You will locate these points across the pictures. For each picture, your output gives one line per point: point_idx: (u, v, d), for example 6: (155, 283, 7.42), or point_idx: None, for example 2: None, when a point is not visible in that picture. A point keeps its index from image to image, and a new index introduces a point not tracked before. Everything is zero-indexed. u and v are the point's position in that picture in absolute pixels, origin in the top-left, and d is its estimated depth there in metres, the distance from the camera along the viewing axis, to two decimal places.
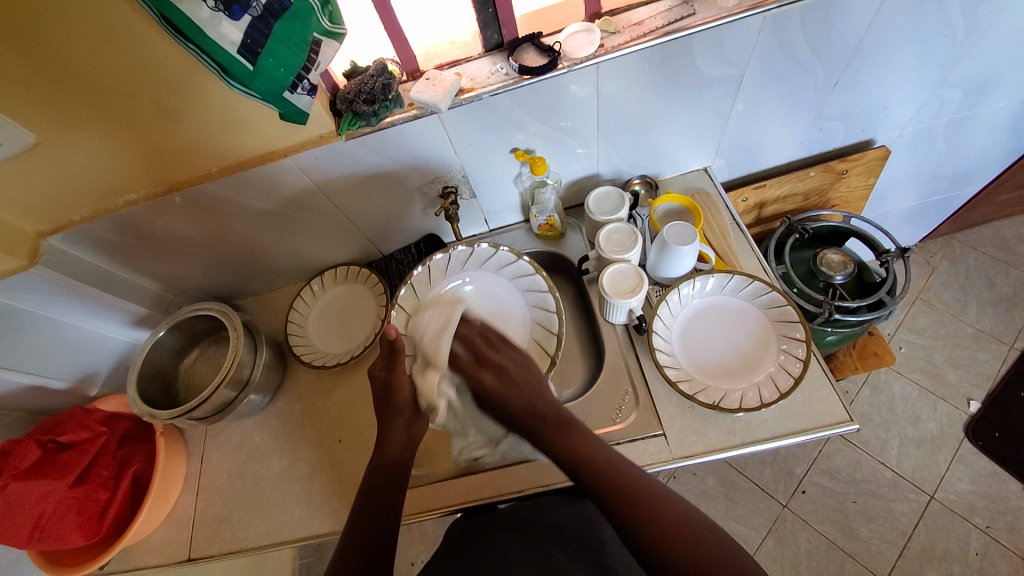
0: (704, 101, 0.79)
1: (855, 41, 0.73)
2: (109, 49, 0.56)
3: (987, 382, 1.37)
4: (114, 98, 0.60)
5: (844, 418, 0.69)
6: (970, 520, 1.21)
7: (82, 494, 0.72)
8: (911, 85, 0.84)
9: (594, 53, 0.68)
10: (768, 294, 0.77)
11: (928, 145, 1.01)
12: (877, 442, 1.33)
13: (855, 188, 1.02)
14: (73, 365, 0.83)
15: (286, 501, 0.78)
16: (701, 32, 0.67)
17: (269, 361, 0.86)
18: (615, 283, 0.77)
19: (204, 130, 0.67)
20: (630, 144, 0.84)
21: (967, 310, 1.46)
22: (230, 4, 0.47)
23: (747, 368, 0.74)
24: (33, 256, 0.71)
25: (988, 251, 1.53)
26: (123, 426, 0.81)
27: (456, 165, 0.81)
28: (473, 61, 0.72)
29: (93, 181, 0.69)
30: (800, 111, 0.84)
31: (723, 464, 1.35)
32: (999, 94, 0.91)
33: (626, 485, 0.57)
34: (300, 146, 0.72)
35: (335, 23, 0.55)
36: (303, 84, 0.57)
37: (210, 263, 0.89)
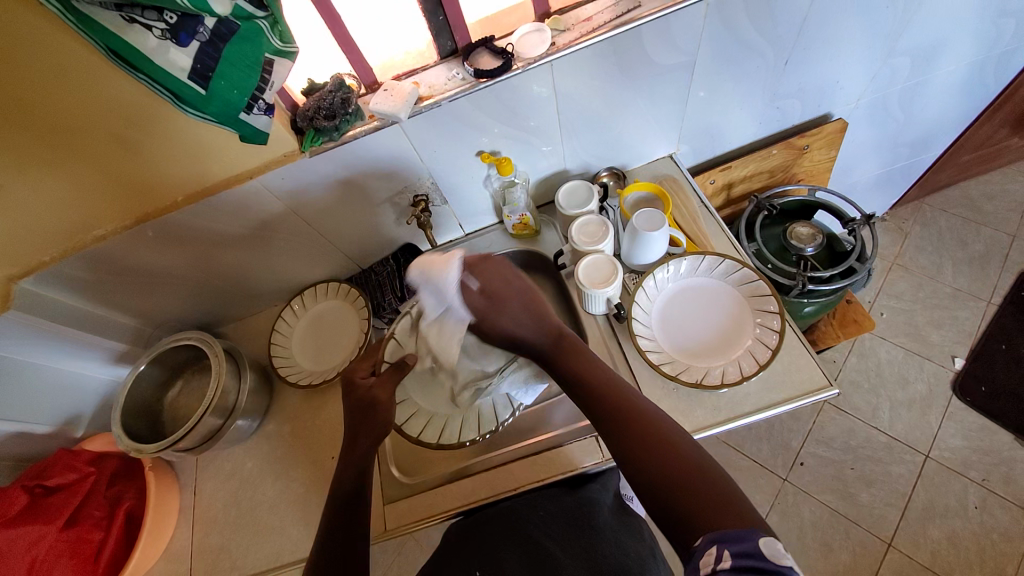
0: (660, 89, 0.80)
1: (800, 20, 0.76)
2: (64, 86, 0.56)
3: (969, 339, 1.40)
4: (73, 134, 0.60)
5: (823, 384, 0.71)
6: (966, 475, 1.23)
7: (73, 537, 0.71)
8: (859, 57, 0.86)
9: (547, 52, 0.70)
10: (740, 271, 0.79)
11: (884, 114, 1.04)
12: (869, 408, 1.35)
13: (818, 161, 1.04)
14: (56, 408, 0.82)
15: (284, 524, 0.78)
16: (649, 22, 0.69)
17: (254, 385, 0.86)
18: (590, 274, 0.78)
19: (166, 159, 0.67)
20: (593, 137, 0.86)
21: (942, 272, 1.49)
22: (177, 31, 0.48)
23: (726, 345, 0.75)
24: (5, 302, 0.70)
25: (958, 211, 1.57)
26: (112, 465, 0.81)
27: (424, 172, 0.82)
28: (429, 69, 0.73)
29: (59, 220, 0.68)
30: (755, 91, 0.87)
31: (722, 446, 1.36)
32: (945, 59, 0.94)
33: (638, 419, 0.57)
34: (266, 167, 0.72)
35: (286, 42, 0.55)
36: (258, 104, 0.58)
37: (188, 292, 0.89)
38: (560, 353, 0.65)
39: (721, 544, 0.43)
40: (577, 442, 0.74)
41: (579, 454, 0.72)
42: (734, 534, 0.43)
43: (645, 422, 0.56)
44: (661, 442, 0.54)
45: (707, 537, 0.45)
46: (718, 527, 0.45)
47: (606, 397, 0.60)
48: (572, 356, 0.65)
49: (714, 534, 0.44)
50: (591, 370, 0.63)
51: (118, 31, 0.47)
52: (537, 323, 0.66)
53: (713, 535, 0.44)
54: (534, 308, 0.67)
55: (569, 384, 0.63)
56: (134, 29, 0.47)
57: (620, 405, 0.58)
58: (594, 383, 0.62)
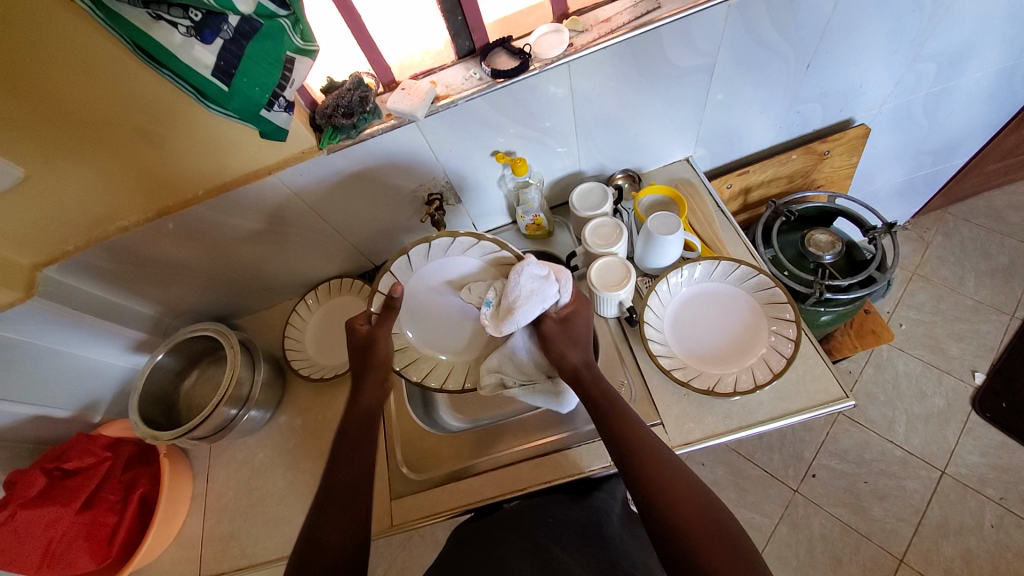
0: (678, 91, 0.79)
1: (823, 24, 0.74)
2: (91, 80, 0.57)
3: (991, 353, 1.36)
4: (99, 128, 0.62)
5: (839, 395, 0.69)
6: (983, 493, 1.20)
7: (89, 519, 0.73)
8: (885, 61, 0.84)
9: (564, 53, 0.69)
10: (756, 278, 0.77)
11: (908, 120, 1.02)
12: (884, 421, 1.32)
13: (839, 167, 1.02)
14: (76, 394, 0.84)
15: (292, 516, 0.79)
16: (668, 24, 0.68)
17: (267, 377, 0.87)
18: (602, 276, 0.78)
19: (189, 153, 0.68)
20: (609, 139, 0.85)
21: (964, 283, 1.45)
22: (201, 28, 0.49)
23: (739, 353, 0.74)
24: (29, 289, 0.72)
25: (982, 222, 1.53)
26: (127, 451, 0.82)
27: (439, 171, 0.82)
28: (447, 69, 0.74)
29: (84, 211, 0.70)
30: (775, 94, 0.85)
31: (730, 454, 1.34)
32: (974, 65, 0.91)
33: (678, 486, 0.56)
34: (283, 163, 0.73)
35: (307, 40, 0.56)
36: (279, 101, 0.58)
37: (205, 284, 0.90)
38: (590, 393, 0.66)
39: None
40: (584, 445, 0.74)
41: (587, 457, 0.73)
42: None
43: (686, 492, 0.55)
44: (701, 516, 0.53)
45: None
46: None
47: (642, 458, 0.58)
48: (604, 402, 0.65)
49: None
50: (631, 424, 0.62)
51: (144, 27, 0.48)
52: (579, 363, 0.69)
53: None
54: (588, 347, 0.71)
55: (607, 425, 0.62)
56: (161, 26, 0.48)
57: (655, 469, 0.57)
58: (634, 433, 0.61)
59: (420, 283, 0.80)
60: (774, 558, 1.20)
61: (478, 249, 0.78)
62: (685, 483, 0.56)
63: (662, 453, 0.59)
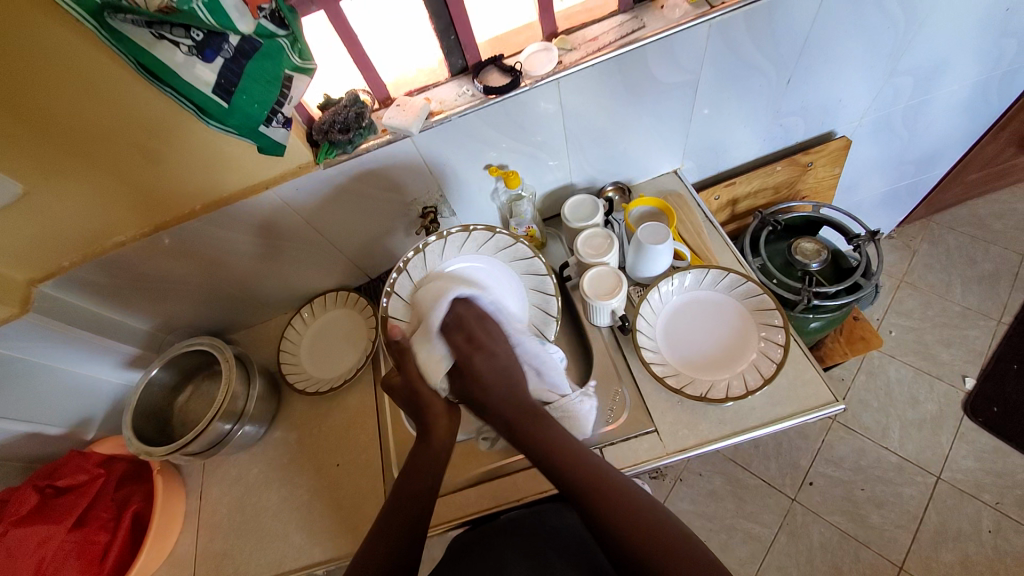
0: (665, 106, 0.82)
1: (801, 41, 0.78)
2: (94, 99, 0.59)
3: (981, 358, 1.38)
4: (99, 145, 0.63)
5: (829, 399, 0.70)
6: (979, 498, 1.21)
7: (82, 537, 0.72)
8: (862, 76, 0.88)
9: (554, 70, 0.72)
10: (744, 285, 0.79)
11: (888, 132, 1.05)
12: (878, 427, 1.33)
13: (823, 178, 1.05)
14: (70, 409, 0.84)
15: (287, 531, 0.78)
16: (653, 42, 0.71)
17: (263, 391, 0.87)
18: (595, 285, 0.79)
19: (186, 170, 0.70)
20: (599, 153, 0.88)
21: (951, 290, 1.48)
22: (202, 48, 0.51)
23: (730, 359, 0.75)
24: (25, 304, 0.72)
25: (966, 230, 1.56)
26: (121, 467, 0.82)
27: (435, 185, 0.84)
28: (440, 87, 0.76)
29: (81, 227, 0.71)
30: (758, 110, 0.89)
31: (728, 463, 1.34)
32: (947, 79, 0.95)
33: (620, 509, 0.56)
34: (281, 178, 0.75)
35: (305, 59, 0.59)
36: (277, 117, 0.60)
37: (201, 299, 0.91)
38: (525, 420, 0.64)
39: None
40: None
41: None
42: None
43: (619, 492, 0.58)
44: (628, 504, 0.57)
45: None
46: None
47: (557, 463, 0.60)
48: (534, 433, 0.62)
49: None
50: (541, 426, 0.63)
51: (148, 46, 0.50)
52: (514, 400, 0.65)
53: None
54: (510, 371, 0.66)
55: (541, 461, 0.61)
56: (163, 45, 0.50)
57: (581, 471, 0.59)
58: (569, 461, 0.60)
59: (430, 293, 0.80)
60: (775, 568, 1.20)
61: (452, 245, 0.82)
62: (617, 488, 0.58)
63: (600, 472, 0.59)
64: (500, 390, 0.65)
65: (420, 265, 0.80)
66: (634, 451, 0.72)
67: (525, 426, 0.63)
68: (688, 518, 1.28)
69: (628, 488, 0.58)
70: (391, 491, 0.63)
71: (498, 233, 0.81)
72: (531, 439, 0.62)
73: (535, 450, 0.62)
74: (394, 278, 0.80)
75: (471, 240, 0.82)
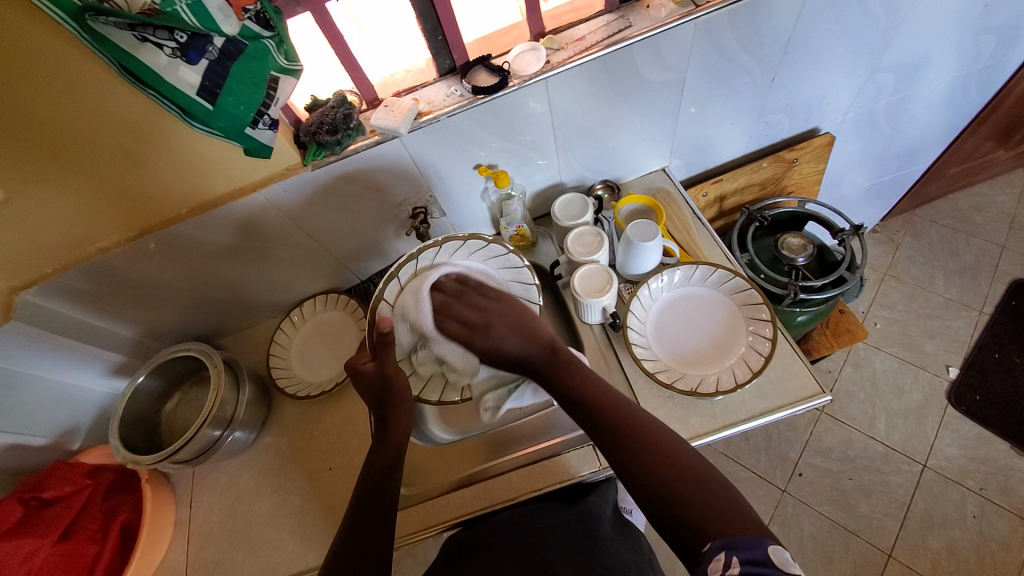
0: (652, 105, 0.83)
1: (785, 39, 0.79)
2: (76, 101, 0.58)
3: (963, 348, 1.41)
4: (80, 149, 0.62)
5: (816, 391, 0.72)
6: (963, 484, 1.24)
7: (69, 550, 0.71)
8: (845, 73, 0.90)
9: (542, 69, 0.72)
10: (732, 280, 0.80)
11: (871, 127, 1.07)
12: (865, 418, 1.35)
13: (807, 174, 1.07)
14: (56, 419, 0.82)
15: (280, 538, 0.78)
16: (639, 41, 0.72)
17: (253, 397, 0.86)
18: (586, 283, 0.80)
19: (170, 174, 0.69)
20: (588, 151, 0.88)
21: (934, 282, 1.51)
22: (186, 50, 0.50)
23: (720, 353, 0.76)
24: (6, 312, 0.70)
25: (948, 223, 1.60)
26: (109, 477, 0.80)
27: (424, 185, 0.83)
28: (428, 86, 0.76)
29: (63, 232, 0.70)
30: (745, 108, 0.90)
31: (718, 456, 1.36)
32: (927, 75, 0.97)
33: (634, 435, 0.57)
34: (268, 180, 0.74)
35: (292, 60, 0.57)
36: (263, 119, 0.59)
37: (188, 303, 0.89)
38: (558, 369, 0.65)
39: (729, 551, 0.46)
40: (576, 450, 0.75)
41: (575, 463, 0.73)
42: (742, 541, 0.46)
43: (649, 430, 0.58)
44: (657, 439, 0.57)
45: (715, 543, 0.47)
46: (728, 532, 0.47)
47: (590, 402, 0.62)
48: (569, 379, 0.64)
49: (722, 541, 0.47)
50: (576, 370, 0.65)
51: (131, 50, 0.49)
52: (529, 345, 0.67)
53: (720, 542, 0.47)
54: (517, 324, 0.68)
55: (570, 402, 0.63)
56: (146, 48, 0.49)
57: (616, 411, 0.60)
58: (603, 404, 0.61)
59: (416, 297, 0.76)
60: None
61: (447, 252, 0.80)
62: (648, 424, 0.58)
63: (622, 405, 0.61)
64: (517, 347, 0.66)
65: (411, 271, 0.79)
66: None
67: (557, 374, 0.65)
68: None
69: (655, 423, 0.59)
70: (384, 495, 0.63)
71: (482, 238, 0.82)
72: (565, 384, 0.64)
73: (568, 394, 0.63)
74: (384, 283, 0.78)
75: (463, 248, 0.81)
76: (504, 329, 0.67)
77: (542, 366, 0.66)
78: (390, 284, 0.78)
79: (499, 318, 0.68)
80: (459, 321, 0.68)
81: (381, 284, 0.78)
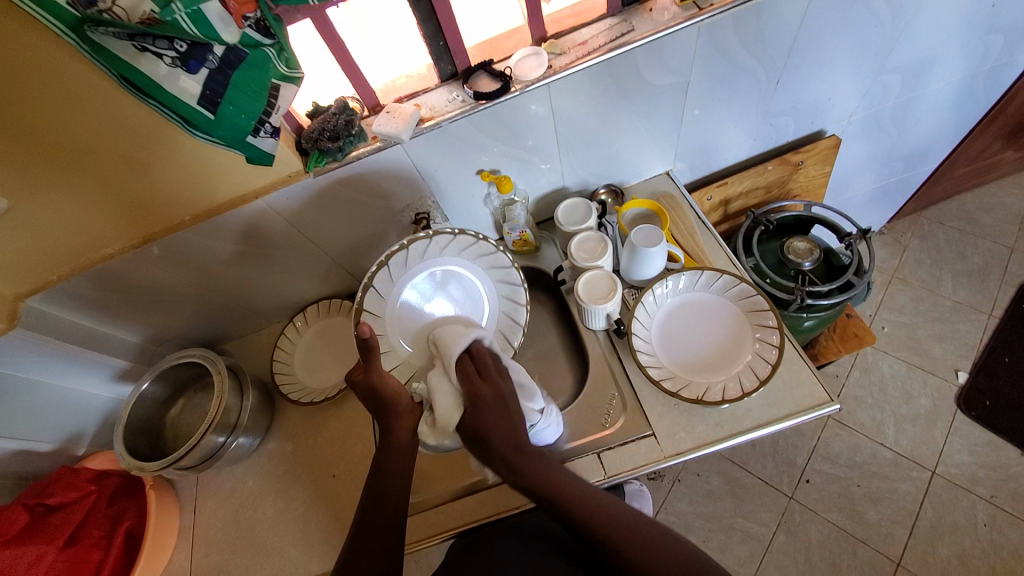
0: (656, 108, 0.82)
1: (790, 42, 0.78)
2: (81, 109, 0.58)
3: (972, 352, 1.39)
4: (84, 157, 0.62)
5: (825, 399, 0.71)
6: (974, 491, 1.22)
7: (74, 556, 0.71)
8: (850, 75, 0.88)
9: (544, 74, 0.72)
10: (738, 286, 0.79)
11: (878, 129, 1.06)
12: (873, 423, 1.34)
13: (814, 176, 1.05)
14: (61, 425, 0.83)
15: (284, 545, 0.77)
16: (642, 45, 0.71)
17: (256, 403, 0.86)
18: (590, 289, 0.79)
19: (173, 181, 0.69)
20: (591, 156, 0.88)
21: (943, 285, 1.49)
22: (186, 59, 0.50)
23: (725, 361, 0.75)
24: (12, 319, 0.71)
25: (956, 224, 1.58)
26: (112, 483, 0.80)
27: (426, 191, 0.83)
28: (430, 92, 0.76)
29: (68, 240, 0.70)
30: (749, 111, 0.89)
31: (724, 462, 1.35)
32: (934, 77, 0.96)
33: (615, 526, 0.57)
34: (271, 187, 0.74)
35: (292, 67, 0.58)
36: (265, 127, 0.59)
37: (192, 310, 0.90)
38: (525, 456, 0.60)
39: None
40: (580, 459, 0.72)
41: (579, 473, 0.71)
42: None
43: (623, 521, 0.57)
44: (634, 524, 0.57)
45: None
46: None
47: (556, 494, 0.59)
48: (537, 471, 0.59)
49: None
50: (537, 460, 0.60)
51: (132, 60, 0.49)
52: (513, 431, 0.61)
53: None
54: (512, 413, 0.62)
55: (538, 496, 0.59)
56: (147, 57, 0.49)
57: (588, 504, 0.58)
58: (573, 498, 0.58)
59: (402, 305, 0.78)
60: (774, 567, 1.20)
61: (434, 247, 0.80)
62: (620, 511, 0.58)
63: (598, 500, 0.59)
64: (501, 431, 0.60)
65: (387, 278, 0.77)
66: (631, 455, 0.72)
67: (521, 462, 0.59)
68: (686, 519, 1.28)
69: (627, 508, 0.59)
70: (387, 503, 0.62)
71: (463, 233, 0.81)
72: (530, 475, 0.59)
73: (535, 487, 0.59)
74: (361, 292, 0.76)
75: (433, 244, 0.80)
76: (493, 400, 0.61)
77: (520, 449, 0.60)
78: (370, 291, 0.77)
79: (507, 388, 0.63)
80: (478, 372, 0.63)
81: (359, 294, 0.76)
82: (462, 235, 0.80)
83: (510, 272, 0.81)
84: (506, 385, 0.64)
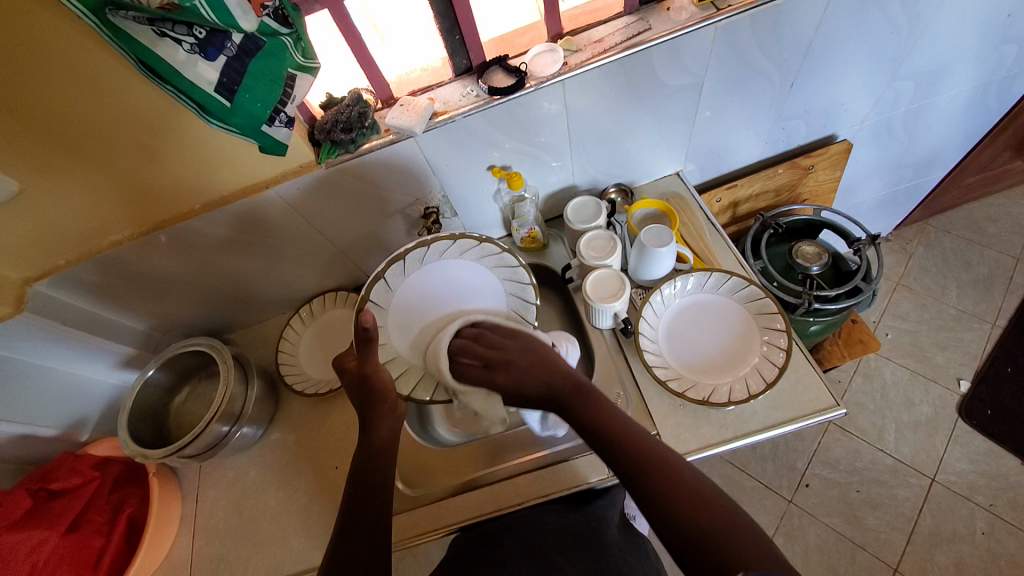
0: (669, 109, 0.82)
1: (806, 45, 0.78)
2: (95, 95, 0.58)
3: (975, 361, 1.39)
4: (97, 142, 0.62)
5: (830, 403, 0.71)
6: (972, 500, 1.22)
7: (73, 543, 0.70)
8: (864, 81, 0.88)
9: (559, 71, 0.71)
10: (746, 288, 0.79)
11: (889, 136, 1.06)
12: (874, 430, 1.34)
13: (823, 181, 1.05)
14: (66, 411, 0.83)
15: (285, 536, 0.77)
16: (658, 45, 0.71)
17: (261, 394, 0.86)
18: (597, 288, 0.79)
19: (185, 169, 0.69)
20: (602, 154, 0.87)
21: (947, 293, 1.49)
22: (206, 46, 0.50)
23: (732, 362, 0.75)
24: (19, 304, 0.70)
25: (962, 233, 1.58)
26: (115, 470, 0.80)
27: (436, 186, 0.83)
28: (444, 86, 0.76)
29: (77, 226, 0.70)
30: (761, 113, 0.89)
31: (724, 464, 1.35)
32: (947, 85, 0.96)
33: (680, 486, 0.53)
34: (283, 177, 0.74)
35: (308, 57, 0.58)
36: (279, 117, 0.59)
37: (199, 298, 0.90)
38: (580, 395, 0.62)
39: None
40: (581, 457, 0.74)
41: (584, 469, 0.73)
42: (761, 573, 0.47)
43: (665, 465, 0.55)
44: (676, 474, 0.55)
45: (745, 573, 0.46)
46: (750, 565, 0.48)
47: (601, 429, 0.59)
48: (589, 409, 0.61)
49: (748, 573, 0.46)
50: (588, 396, 0.62)
51: (150, 44, 0.48)
52: (550, 375, 0.63)
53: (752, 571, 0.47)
54: (540, 361, 0.64)
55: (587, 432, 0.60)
56: (165, 43, 0.49)
57: (632, 442, 0.58)
58: (617, 435, 0.59)
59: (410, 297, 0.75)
60: None
61: (455, 249, 0.79)
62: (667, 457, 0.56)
63: (642, 437, 0.58)
64: (534, 380, 0.63)
65: (398, 272, 0.76)
66: None
67: (582, 407, 0.61)
68: None
69: (668, 455, 0.57)
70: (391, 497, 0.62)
71: (487, 242, 0.80)
72: (582, 411, 0.61)
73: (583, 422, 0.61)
74: (369, 284, 0.75)
75: (455, 246, 0.79)
76: (524, 366, 0.63)
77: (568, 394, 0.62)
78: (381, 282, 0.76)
79: (520, 355, 0.64)
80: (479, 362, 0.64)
81: (366, 288, 0.75)
82: (489, 244, 0.80)
83: (518, 270, 0.79)
84: (515, 342, 0.65)
